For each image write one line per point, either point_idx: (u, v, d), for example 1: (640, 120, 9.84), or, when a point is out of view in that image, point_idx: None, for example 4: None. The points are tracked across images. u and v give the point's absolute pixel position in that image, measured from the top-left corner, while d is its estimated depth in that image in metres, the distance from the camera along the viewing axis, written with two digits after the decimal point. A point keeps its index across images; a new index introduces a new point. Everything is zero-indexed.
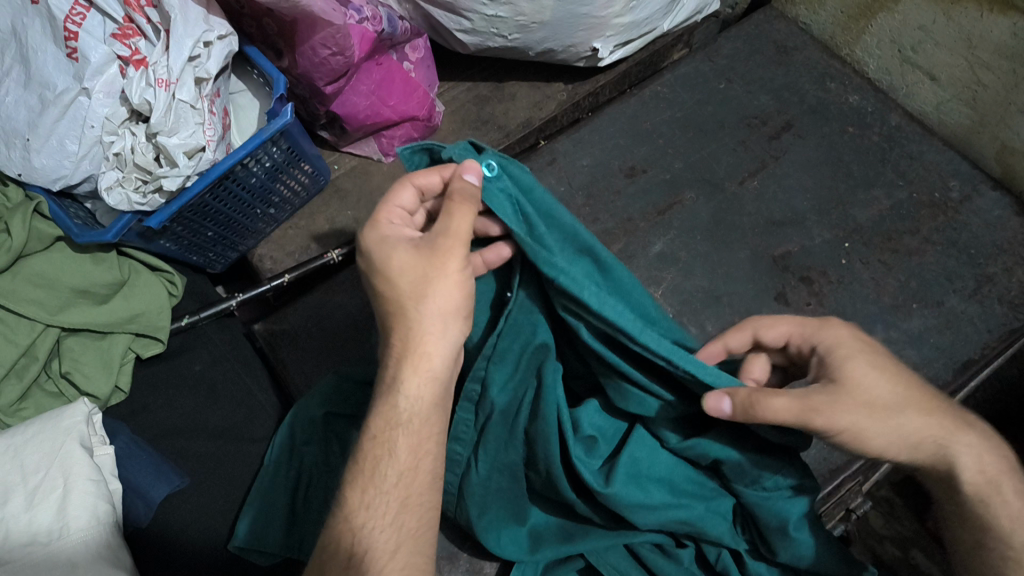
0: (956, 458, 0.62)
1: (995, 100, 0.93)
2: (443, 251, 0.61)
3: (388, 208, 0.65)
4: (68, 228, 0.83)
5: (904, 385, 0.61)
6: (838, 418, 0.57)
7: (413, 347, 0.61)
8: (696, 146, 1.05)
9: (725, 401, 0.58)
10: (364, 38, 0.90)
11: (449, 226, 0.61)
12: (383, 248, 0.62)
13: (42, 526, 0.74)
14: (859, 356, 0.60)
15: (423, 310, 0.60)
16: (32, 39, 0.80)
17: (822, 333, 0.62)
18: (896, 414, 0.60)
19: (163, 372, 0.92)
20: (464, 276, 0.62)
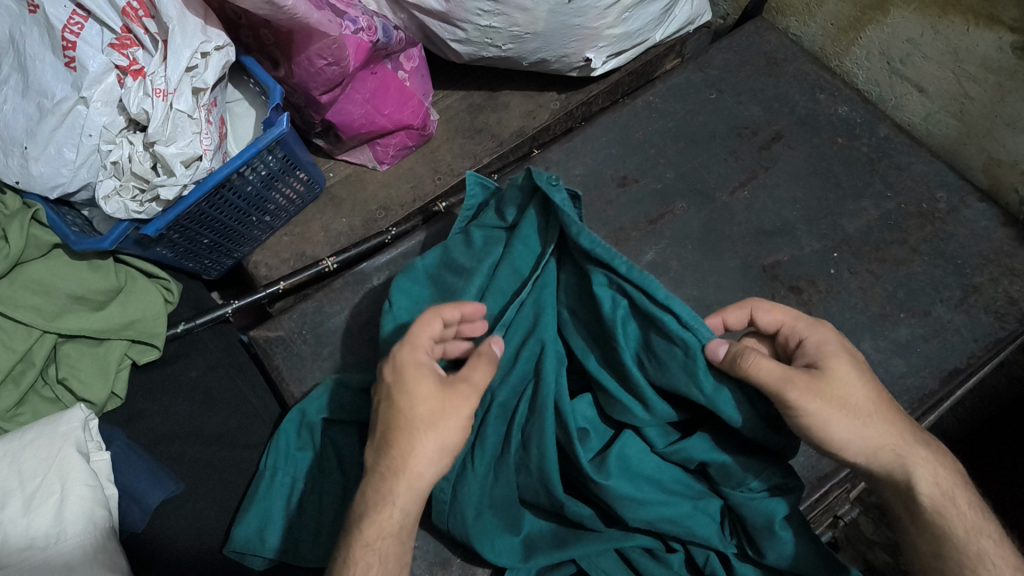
0: (912, 470, 0.64)
1: (981, 112, 0.95)
2: (463, 394, 0.61)
3: (426, 330, 0.63)
4: (65, 235, 0.83)
5: (874, 391, 0.65)
6: (811, 401, 0.61)
7: (411, 468, 0.59)
8: (688, 156, 1.06)
9: (721, 348, 0.65)
10: (359, 48, 0.91)
11: (475, 378, 0.62)
12: (415, 372, 0.61)
13: (39, 531, 0.75)
14: (841, 355, 0.65)
15: (431, 441, 0.59)
16: (31, 48, 0.81)
17: (812, 328, 0.67)
18: (862, 414, 0.63)
19: (159, 379, 0.93)
20: (467, 423, 0.62)
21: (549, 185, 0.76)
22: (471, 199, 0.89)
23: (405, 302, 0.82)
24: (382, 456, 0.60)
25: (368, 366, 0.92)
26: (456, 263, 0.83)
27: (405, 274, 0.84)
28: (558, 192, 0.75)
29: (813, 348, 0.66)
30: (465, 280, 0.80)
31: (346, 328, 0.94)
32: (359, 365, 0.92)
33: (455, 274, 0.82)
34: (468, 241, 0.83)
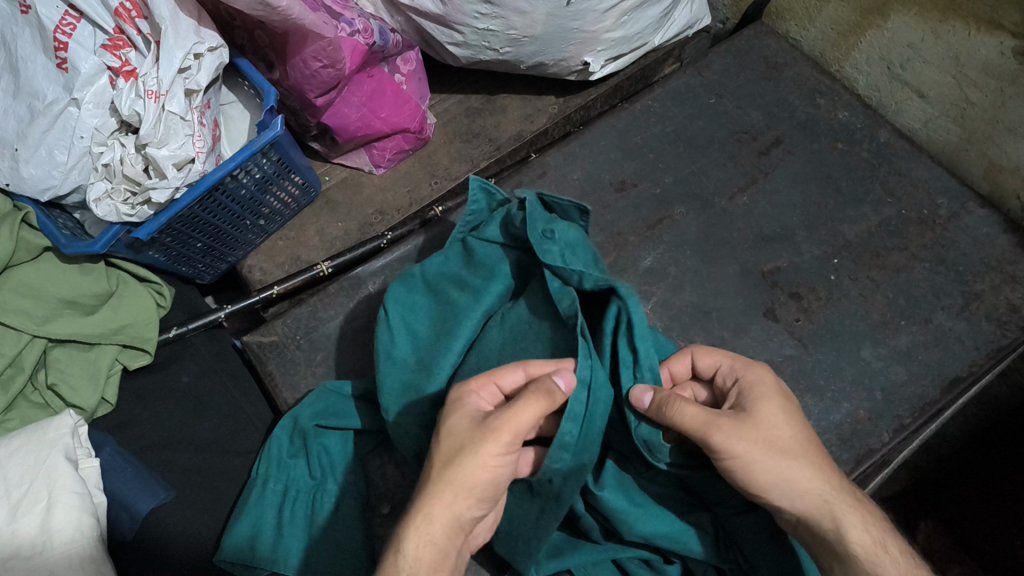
0: (842, 522, 0.62)
1: (982, 118, 0.94)
2: (488, 427, 0.58)
3: (483, 376, 0.63)
4: (56, 239, 0.82)
5: (803, 437, 0.64)
6: (734, 443, 0.61)
7: (418, 505, 0.58)
8: (686, 161, 1.05)
9: (647, 394, 0.65)
10: (356, 51, 0.90)
11: (510, 412, 0.59)
12: (452, 408, 0.61)
13: (25, 539, 0.74)
14: (771, 398, 0.65)
15: (443, 476, 0.58)
16: (21, 49, 0.80)
17: (747, 370, 0.67)
18: (787, 458, 0.63)
19: (151, 385, 0.92)
20: (498, 461, 0.58)
21: (543, 238, 0.75)
22: (472, 204, 0.85)
23: (398, 309, 0.80)
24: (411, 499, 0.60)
25: (363, 372, 0.91)
26: (458, 278, 0.82)
27: (401, 281, 0.83)
28: (554, 246, 0.74)
29: (745, 391, 0.66)
30: (465, 297, 0.80)
31: (340, 333, 0.93)
32: (354, 372, 0.91)
33: (455, 288, 0.81)
34: (470, 258, 0.83)
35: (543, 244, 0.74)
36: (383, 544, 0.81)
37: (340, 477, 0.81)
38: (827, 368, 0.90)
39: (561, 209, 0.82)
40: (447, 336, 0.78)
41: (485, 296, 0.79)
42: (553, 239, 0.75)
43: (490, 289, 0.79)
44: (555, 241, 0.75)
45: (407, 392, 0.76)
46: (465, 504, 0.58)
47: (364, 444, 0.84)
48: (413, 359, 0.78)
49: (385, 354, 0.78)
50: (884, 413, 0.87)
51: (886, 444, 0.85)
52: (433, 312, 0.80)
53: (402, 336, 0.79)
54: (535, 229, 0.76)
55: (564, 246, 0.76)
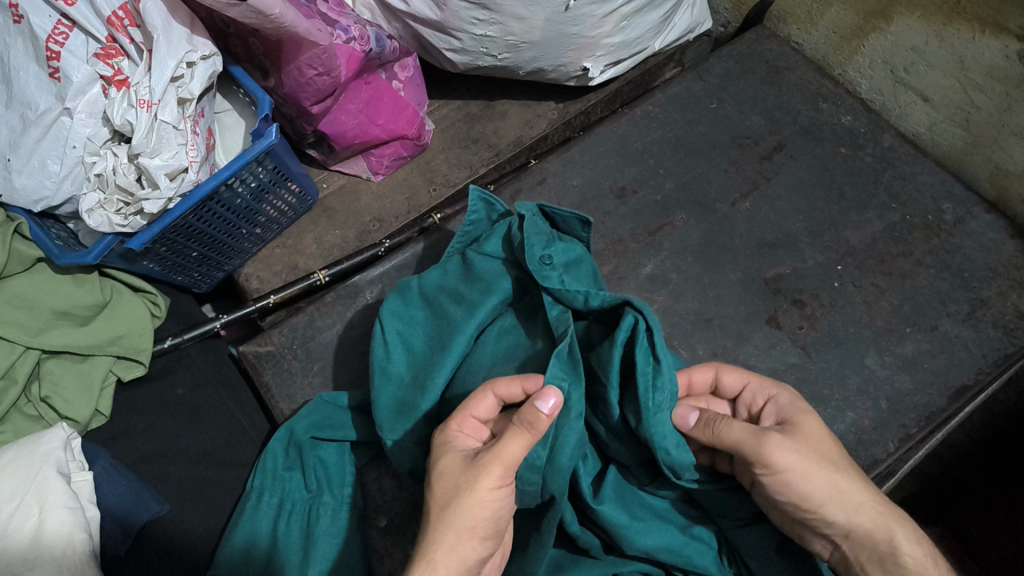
0: (894, 531, 0.63)
1: (988, 122, 0.92)
2: (482, 466, 0.57)
3: (463, 414, 0.62)
4: (48, 249, 0.81)
5: (842, 452, 0.66)
6: (790, 453, 0.62)
7: (421, 553, 0.56)
8: (688, 166, 1.04)
9: (691, 415, 0.66)
10: (351, 58, 0.89)
11: (498, 446, 0.58)
12: (440, 451, 0.61)
13: (15, 553, 0.74)
14: (811, 415, 0.66)
15: (443, 521, 0.57)
16: (14, 59, 0.79)
17: (775, 390, 0.69)
18: (836, 470, 0.64)
19: (145, 396, 0.91)
20: (494, 497, 0.58)
21: (542, 264, 0.75)
22: (471, 215, 0.86)
23: (394, 323, 0.80)
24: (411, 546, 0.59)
25: (359, 383, 0.90)
26: (455, 290, 0.81)
27: (398, 294, 0.82)
28: (554, 272, 0.74)
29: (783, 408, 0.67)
30: (462, 311, 0.78)
31: (337, 343, 0.92)
32: (350, 382, 0.90)
33: (453, 301, 0.79)
34: (467, 271, 0.81)
35: (543, 270, 0.74)
36: (379, 558, 0.79)
37: (337, 490, 0.80)
38: (831, 377, 0.89)
39: (562, 220, 0.83)
40: (442, 351, 0.76)
41: (481, 310, 0.77)
42: (552, 265, 0.75)
43: (486, 303, 0.77)
44: (553, 266, 0.75)
45: (401, 409, 0.76)
46: (469, 546, 0.57)
47: (360, 456, 0.83)
48: (409, 374, 0.78)
49: (380, 369, 0.78)
50: (889, 422, 0.86)
51: (892, 454, 0.83)
52: (430, 326, 0.80)
53: (397, 351, 0.78)
54: (533, 255, 0.75)
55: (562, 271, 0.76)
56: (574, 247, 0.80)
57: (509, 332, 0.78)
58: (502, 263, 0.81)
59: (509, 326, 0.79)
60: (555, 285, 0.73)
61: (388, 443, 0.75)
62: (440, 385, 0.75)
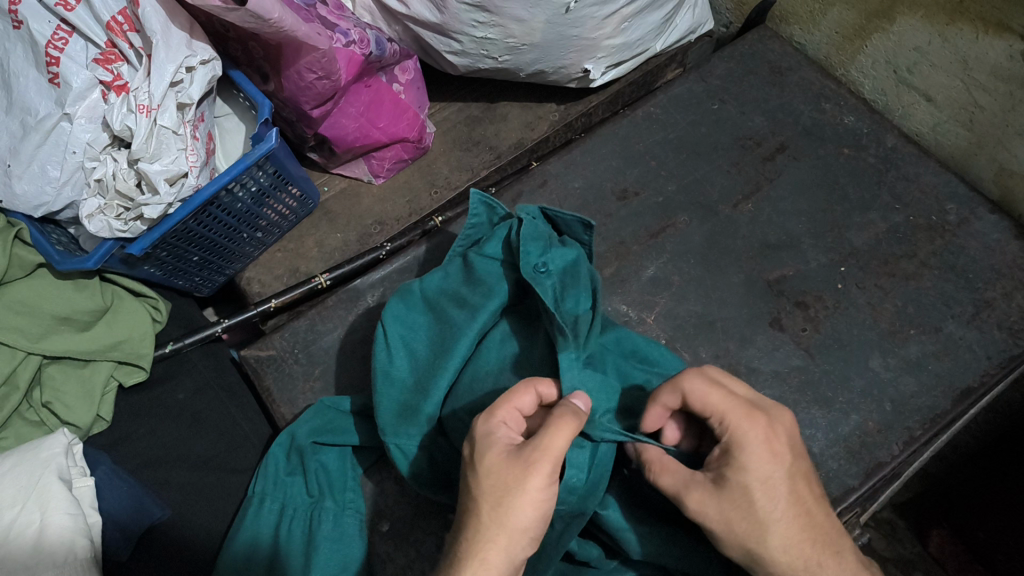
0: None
1: (992, 122, 0.92)
2: (530, 463, 0.55)
3: (508, 405, 0.60)
4: (49, 255, 0.81)
5: (790, 510, 0.58)
6: (705, 518, 0.59)
7: (472, 553, 0.54)
8: (690, 167, 1.03)
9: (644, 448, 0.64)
10: (351, 61, 0.89)
11: (545, 442, 0.56)
12: (482, 443, 0.58)
13: (16, 561, 0.73)
14: (756, 471, 0.58)
15: (494, 521, 0.55)
16: (14, 65, 0.79)
17: (741, 433, 0.58)
18: (758, 541, 0.58)
19: (147, 401, 0.91)
20: (545, 494, 0.55)
21: (537, 271, 0.75)
22: (472, 218, 0.85)
23: (397, 327, 0.79)
24: (456, 543, 0.57)
25: (361, 387, 0.90)
26: (457, 295, 0.81)
27: (401, 297, 0.81)
28: (547, 280, 0.74)
29: (732, 450, 0.58)
30: (464, 315, 0.78)
31: (338, 347, 0.92)
32: (352, 386, 0.90)
33: (455, 306, 0.79)
34: (469, 275, 0.81)
35: (537, 278, 0.74)
36: (381, 563, 0.79)
37: (339, 496, 0.79)
38: (834, 379, 0.88)
39: (565, 223, 0.83)
40: (444, 355, 0.76)
41: (483, 313, 0.77)
42: (546, 273, 0.75)
43: (488, 307, 0.77)
44: (549, 273, 0.75)
45: (404, 412, 0.75)
46: (519, 545, 0.55)
47: (362, 460, 0.83)
48: (411, 378, 0.77)
49: (382, 373, 0.77)
50: (894, 424, 0.85)
51: (896, 457, 0.83)
52: (432, 330, 0.79)
53: (400, 355, 0.78)
54: (528, 263, 0.75)
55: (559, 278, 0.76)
56: (575, 248, 0.79)
57: (511, 339, 0.78)
58: (503, 266, 0.81)
59: (511, 332, 0.79)
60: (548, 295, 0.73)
61: (390, 446, 0.74)
62: (442, 389, 0.75)
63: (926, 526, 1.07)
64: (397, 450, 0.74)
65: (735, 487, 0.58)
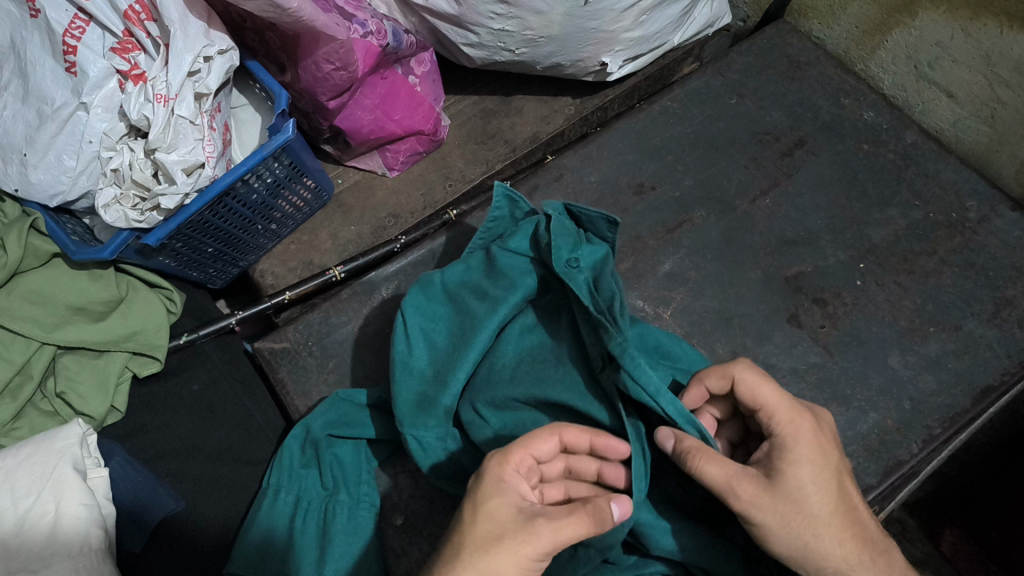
0: None
1: (1014, 119, 0.91)
2: (535, 530, 0.54)
3: (526, 451, 0.58)
4: (65, 244, 0.81)
5: (837, 508, 0.60)
6: (753, 511, 0.59)
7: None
8: (707, 162, 1.02)
9: (670, 441, 0.62)
10: (369, 52, 0.88)
11: (561, 522, 0.55)
12: (492, 488, 0.56)
13: (32, 551, 0.73)
14: (808, 464, 0.60)
15: (473, 567, 0.53)
16: (31, 54, 0.79)
17: (792, 426, 0.61)
18: (811, 535, 0.59)
19: (160, 392, 0.90)
20: (531, 566, 0.55)
21: (569, 268, 0.73)
22: (495, 211, 0.84)
23: (417, 319, 0.79)
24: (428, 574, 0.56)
25: (375, 379, 0.89)
26: (477, 287, 0.80)
27: (420, 288, 0.81)
28: (580, 274, 0.73)
29: (785, 443, 0.60)
30: (485, 308, 0.77)
31: (352, 340, 0.92)
32: (367, 379, 0.90)
33: (476, 298, 0.79)
34: (491, 267, 0.80)
35: (569, 273, 0.73)
36: (396, 557, 0.79)
37: (352, 489, 0.79)
38: (853, 377, 0.87)
39: (589, 219, 0.80)
40: (464, 347, 0.76)
41: (505, 307, 0.77)
42: (578, 268, 0.74)
43: (510, 300, 0.77)
44: (581, 268, 0.74)
45: (421, 405, 0.76)
46: None
47: (378, 453, 0.83)
48: (430, 369, 0.77)
49: (401, 364, 0.77)
50: (913, 423, 0.84)
51: (915, 455, 0.82)
52: (452, 323, 0.79)
53: (419, 346, 0.78)
54: (560, 259, 0.74)
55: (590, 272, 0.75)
56: (605, 247, 0.77)
57: (530, 332, 0.78)
58: (528, 261, 0.80)
59: (529, 326, 0.78)
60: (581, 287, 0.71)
61: (409, 437, 0.75)
62: (460, 381, 0.75)
63: (939, 524, 1.06)
64: (414, 441, 0.75)
65: (790, 481, 0.59)
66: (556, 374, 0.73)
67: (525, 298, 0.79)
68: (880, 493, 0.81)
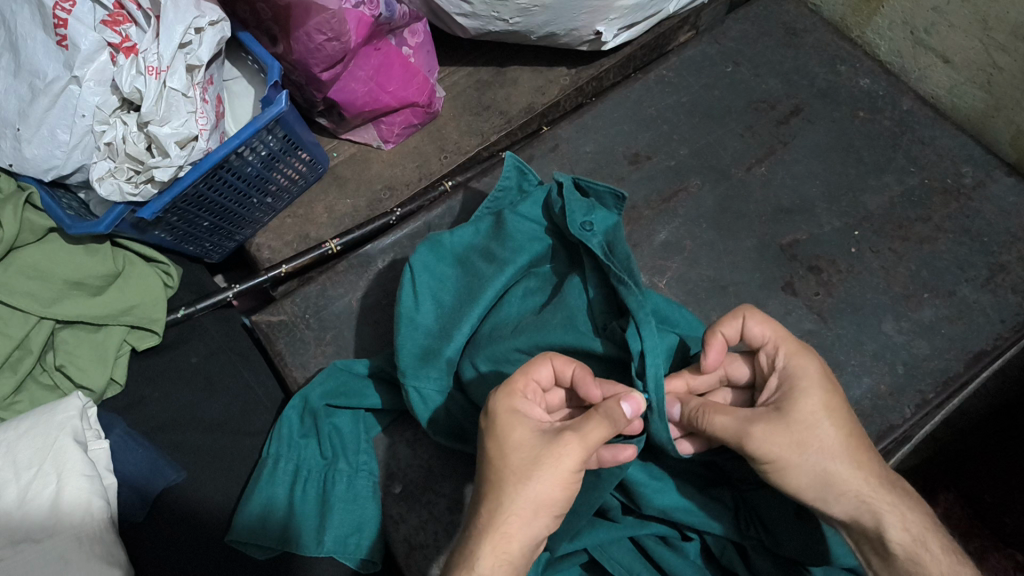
0: (882, 518, 0.61)
1: (1010, 84, 0.91)
2: (563, 443, 0.56)
3: (525, 377, 0.60)
4: (60, 219, 0.81)
5: (852, 435, 0.62)
6: (769, 449, 0.60)
7: (495, 526, 0.55)
8: (702, 131, 1.02)
9: (675, 408, 0.66)
10: (361, 23, 0.87)
11: (584, 428, 0.56)
12: (508, 420, 0.58)
13: (36, 522, 0.75)
14: (816, 393, 0.61)
15: (519, 495, 0.55)
16: (20, 27, 0.77)
17: (800, 358, 0.62)
18: (828, 462, 0.61)
19: (160, 365, 0.91)
20: (572, 479, 0.56)
21: (583, 231, 0.77)
22: (505, 180, 0.87)
23: (426, 275, 0.81)
24: (475, 514, 0.57)
25: (373, 351, 0.90)
26: (485, 250, 0.82)
27: (430, 246, 0.82)
28: (593, 237, 0.76)
29: (794, 375, 0.62)
30: (493, 268, 0.80)
31: (349, 312, 0.92)
32: (364, 351, 0.90)
33: (485, 260, 0.81)
34: (500, 230, 0.82)
35: (583, 236, 0.76)
36: (394, 525, 0.79)
37: (352, 457, 0.80)
38: (846, 343, 0.88)
39: (596, 195, 0.82)
40: (470, 303, 0.79)
41: (513, 269, 0.80)
42: (592, 231, 0.77)
43: (518, 260, 0.80)
44: (595, 232, 0.77)
45: (425, 356, 0.77)
46: (542, 524, 0.56)
47: (377, 421, 0.83)
48: (436, 326, 0.79)
49: (406, 319, 0.78)
50: (906, 388, 0.85)
51: (908, 420, 0.83)
52: (459, 283, 0.81)
53: (426, 303, 0.80)
54: (574, 222, 0.77)
55: (603, 237, 0.77)
56: (616, 216, 0.80)
57: (533, 294, 0.81)
58: (537, 228, 0.83)
59: (532, 288, 0.81)
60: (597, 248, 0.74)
61: (410, 389, 0.76)
62: (464, 334, 0.77)
63: (934, 489, 1.07)
64: (415, 393, 0.75)
65: (803, 409, 0.60)
66: (556, 318, 0.75)
67: (532, 261, 0.82)
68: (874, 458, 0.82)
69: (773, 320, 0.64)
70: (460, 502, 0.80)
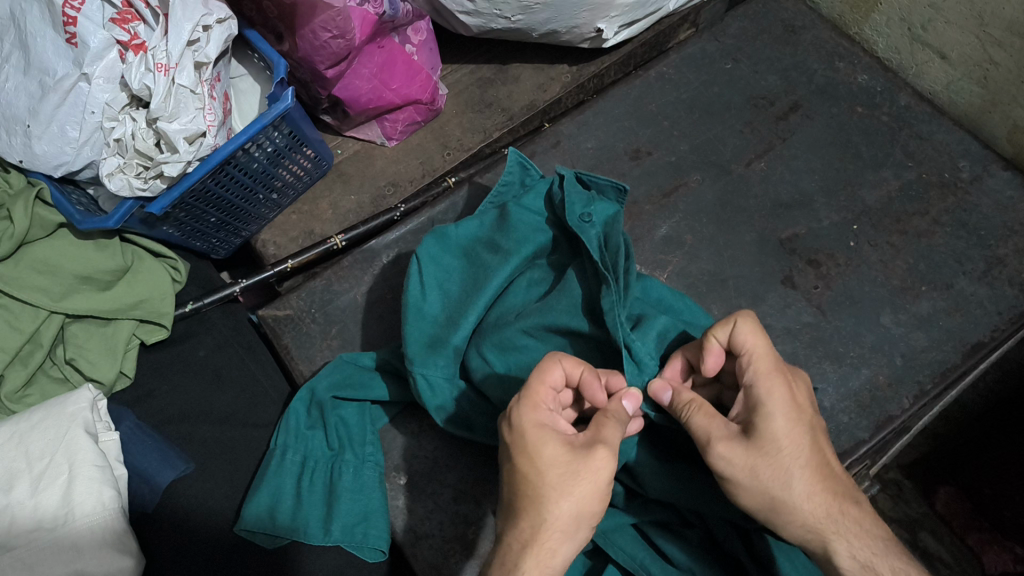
0: (830, 546, 0.61)
1: (1006, 79, 0.92)
2: (599, 456, 0.57)
3: (544, 385, 0.60)
4: (70, 214, 0.82)
5: (809, 462, 0.61)
6: (723, 465, 0.61)
7: (539, 540, 0.56)
8: (702, 127, 1.03)
9: (666, 393, 0.66)
10: (365, 21, 0.89)
11: (614, 436, 0.59)
12: (538, 435, 0.58)
13: (48, 512, 0.76)
14: (778, 419, 0.61)
15: (560, 511, 0.56)
16: (31, 25, 0.79)
17: (768, 380, 0.62)
18: (780, 489, 0.61)
19: (169, 358, 0.92)
20: (608, 486, 0.58)
21: (582, 222, 0.78)
22: (507, 176, 0.89)
23: (431, 266, 0.82)
24: (510, 526, 0.58)
25: (378, 344, 0.91)
26: (490, 241, 0.84)
27: (435, 238, 0.83)
28: (592, 228, 0.77)
29: (759, 398, 0.62)
30: (498, 259, 0.81)
31: (354, 307, 0.93)
32: (369, 344, 0.91)
33: (489, 251, 0.83)
34: (504, 222, 0.84)
35: (582, 227, 0.77)
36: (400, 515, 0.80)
37: (358, 449, 0.81)
38: (845, 334, 0.89)
39: (598, 188, 0.84)
40: (475, 292, 0.80)
41: (517, 259, 0.81)
42: (592, 222, 0.78)
43: (522, 250, 0.81)
44: (594, 223, 0.78)
45: (432, 344, 0.78)
46: (580, 533, 0.58)
47: (383, 413, 0.85)
48: (442, 314, 0.80)
49: (414, 309, 0.79)
50: (904, 378, 0.86)
51: (906, 410, 0.84)
52: (465, 273, 0.82)
53: (433, 294, 0.81)
54: (574, 214, 0.79)
55: (602, 226, 0.79)
56: (616, 207, 0.81)
57: (537, 283, 0.82)
58: (541, 218, 0.84)
59: (536, 279, 0.83)
60: (593, 239, 0.76)
61: (417, 377, 0.76)
62: (471, 323, 0.78)
63: (934, 484, 1.08)
64: (423, 380, 0.76)
65: (761, 434, 0.61)
66: (560, 304, 0.77)
67: (535, 252, 0.83)
68: (872, 448, 0.83)
69: (762, 332, 0.63)
70: (465, 492, 0.81)
